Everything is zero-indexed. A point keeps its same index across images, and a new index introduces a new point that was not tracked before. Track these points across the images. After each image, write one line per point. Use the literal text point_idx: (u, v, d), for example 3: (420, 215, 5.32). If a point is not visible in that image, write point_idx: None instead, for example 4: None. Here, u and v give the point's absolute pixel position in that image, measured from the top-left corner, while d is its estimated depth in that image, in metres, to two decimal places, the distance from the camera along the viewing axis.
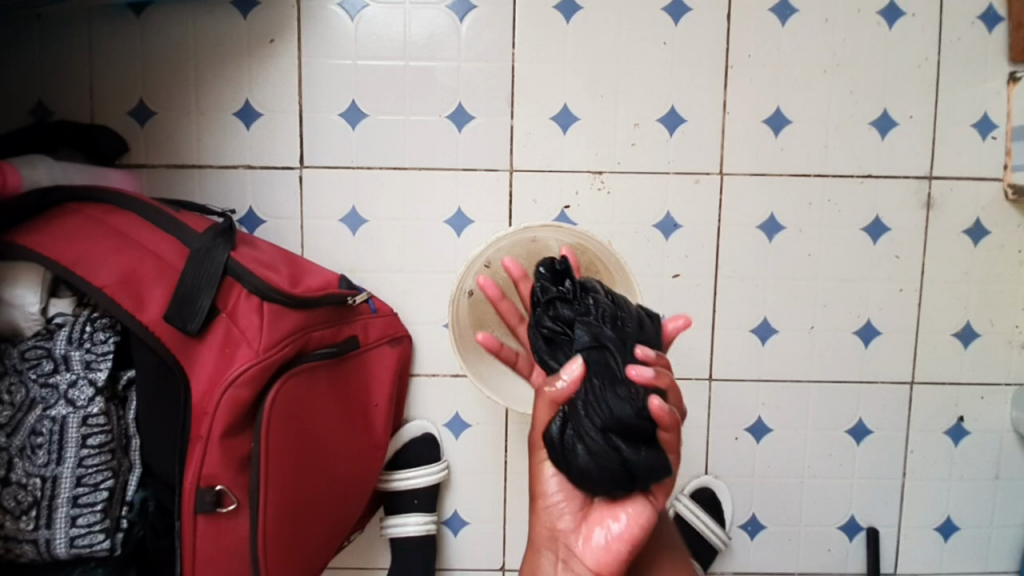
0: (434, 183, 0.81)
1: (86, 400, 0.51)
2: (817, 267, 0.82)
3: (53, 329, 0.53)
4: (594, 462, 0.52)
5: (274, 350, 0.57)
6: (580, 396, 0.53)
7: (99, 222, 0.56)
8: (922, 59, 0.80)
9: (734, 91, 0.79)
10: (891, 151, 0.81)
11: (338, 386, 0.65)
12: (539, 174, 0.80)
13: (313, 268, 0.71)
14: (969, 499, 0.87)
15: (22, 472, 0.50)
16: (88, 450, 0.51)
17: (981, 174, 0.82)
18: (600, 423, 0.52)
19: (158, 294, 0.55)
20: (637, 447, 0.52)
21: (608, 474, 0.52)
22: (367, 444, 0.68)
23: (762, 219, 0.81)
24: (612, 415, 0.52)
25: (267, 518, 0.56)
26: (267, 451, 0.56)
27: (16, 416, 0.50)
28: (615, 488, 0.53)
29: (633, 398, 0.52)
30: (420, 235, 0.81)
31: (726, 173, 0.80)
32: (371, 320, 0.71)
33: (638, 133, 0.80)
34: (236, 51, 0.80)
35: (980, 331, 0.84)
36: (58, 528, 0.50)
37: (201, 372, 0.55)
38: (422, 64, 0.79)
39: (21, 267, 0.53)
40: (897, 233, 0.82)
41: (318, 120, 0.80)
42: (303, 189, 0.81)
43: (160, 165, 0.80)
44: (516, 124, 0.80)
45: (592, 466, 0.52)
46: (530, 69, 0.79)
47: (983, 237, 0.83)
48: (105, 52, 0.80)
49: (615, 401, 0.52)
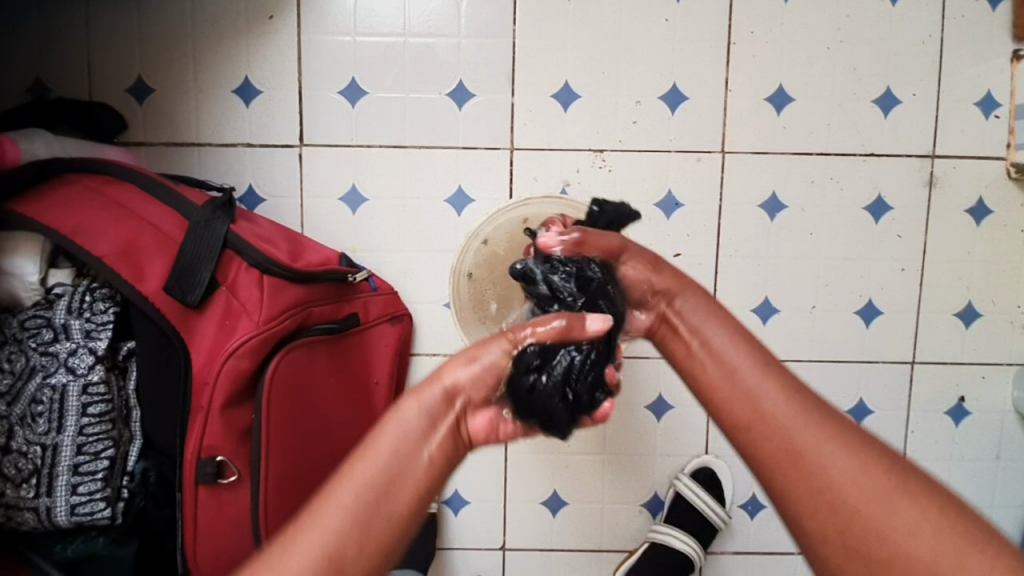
0: (435, 161, 0.80)
1: (86, 368, 0.51)
2: (819, 246, 0.81)
3: (53, 299, 0.53)
4: (540, 395, 0.43)
5: (274, 324, 0.57)
6: (583, 347, 0.45)
7: (98, 193, 0.56)
8: (926, 36, 0.80)
9: (736, 69, 0.79)
10: (894, 129, 0.80)
11: (339, 362, 0.65)
12: (540, 152, 0.80)
13: (313, 245, 0.71)
14: (969, 479, 0.87)
15: (23, 440, 0.50)
16: (88, 419, 0.51)
17: (983, 153, 0.82)
18: (571, 373, 0.44)
19: (157, 265, 0.54)
20: (573, 416, 0.45)
21: (534, 409, 0.44)
22: (367, 421, 0.67)
23: (764, 198, 0.81)
24: (587, 380, 0.45)
25: (267, 492, 0.56)
26: (268, 423, 0.56)
27: (16, 384, 0.50)
28: (525, 417, 0.45)
29: (602, 380, 0.46)
30: (420, 214, 0.81)
31: (728, 152, 0.80)
32: (371, 298, 0.70)
33: (640, 111, 0.79)
34: (235, 27, 0.79)
35: (981, 311, 0.84)
36: (59, 496, 0.50)
37: (201, 344, 0.55)
38: (422, 41, 0.79)
39: (20, 237, 0.53)
40: (898, 212, 0.82)
41: (317, 98, 0.80)
42: (303, 167, 0.80)
43: (159, 143, 0.80)
44: (517, 101, 0.79)
45: (536, 395, 0.43)
46: (530, 46, 0.78)
47: (986, 216, 0.83)
48: (103, 28, 0.79)
49: (597, 371, 0.45)
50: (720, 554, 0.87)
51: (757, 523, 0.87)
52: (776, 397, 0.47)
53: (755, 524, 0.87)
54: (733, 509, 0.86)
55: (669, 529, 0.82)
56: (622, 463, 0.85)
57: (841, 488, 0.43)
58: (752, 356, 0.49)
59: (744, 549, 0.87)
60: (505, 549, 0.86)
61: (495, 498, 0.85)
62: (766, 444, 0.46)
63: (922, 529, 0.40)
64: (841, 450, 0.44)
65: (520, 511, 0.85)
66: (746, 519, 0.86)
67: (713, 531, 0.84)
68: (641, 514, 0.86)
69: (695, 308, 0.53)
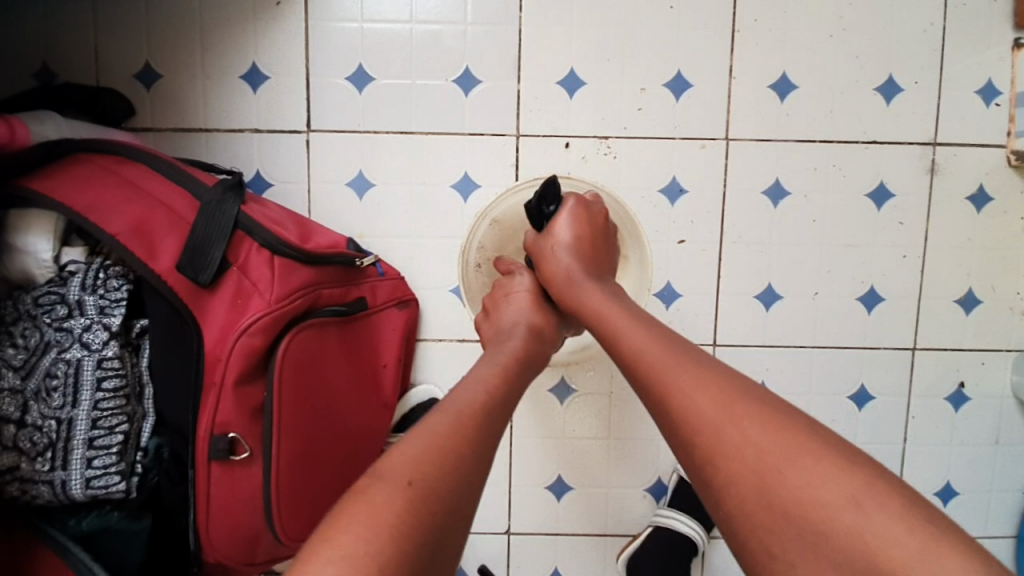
0: (441, 148, 0.81)
1: (100, 343, 0.52)
2: (821, 232, 0.82)
3: (66, 276, 0.53)
4: None
5: (285, 304, 0.57)
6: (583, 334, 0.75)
7: (110, 172, 0.56)
8: (927, 24, 0.81)
9: (740, 56, 0.79)
10: (896, 116, 0.81)
11: (348, 345, 0.65)
12: (545, 139, 0.81)
13: (322, 230, 0.71)
14: (969, 464, 0.88)
15: (37, 414, 0.50)
16: (103, 393, 0.51)
17: (984, 140, 0.83)
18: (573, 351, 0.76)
19: (170, 243, 0.55)
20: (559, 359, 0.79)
21: None
22: (375, 403, 0.68)
23: (767, 185, 0.81)
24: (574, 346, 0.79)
25: (279, 468, 0.57)
26: (280, 402, 0.57)
27: (30, 359, 0.51)
28: None
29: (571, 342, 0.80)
30: (426, 200, 0.81)
31: (732, 139, 0.80)
32: (379, 283, 0.70)
33: (644, 98, 0.80)
34: (242, 14, 0.80)
35: (981, 298, 0.85)
36: (74, 469, 0.50)
37: (213, 322, 0.55)
38: (428, 27, 0.79)
39: (33, 214, 0.53)
40: (900, 199, 0.82)
41: (324, 84, 0.80)
42: (310, 153, 0.81)
43: (167, 128, 0.81)
44: (523, 88, 0.80)
45: None
46: (536, 33, 0.79)
47: (986, 203, 0.84)
48: (110, 14, 0.79)
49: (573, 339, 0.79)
50: (722, 538, 0.88)
51: None
52: (702, 399, 0.47)
53: None
54: None
55: (672, 513, 0.83)
56: (626, 448, 0.86)
57: (756, 454, 0.43)
58: (664, 346, 0.52)
59: None
60: (510, 534, 0.87)
61: (500, 483, 0.86)
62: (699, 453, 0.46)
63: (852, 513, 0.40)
64: (778, 443, 0.43)
65: (524, 495, 0.86)
66: None
67: (716, 516, 0.85)
68: (645, 499, 0.87)
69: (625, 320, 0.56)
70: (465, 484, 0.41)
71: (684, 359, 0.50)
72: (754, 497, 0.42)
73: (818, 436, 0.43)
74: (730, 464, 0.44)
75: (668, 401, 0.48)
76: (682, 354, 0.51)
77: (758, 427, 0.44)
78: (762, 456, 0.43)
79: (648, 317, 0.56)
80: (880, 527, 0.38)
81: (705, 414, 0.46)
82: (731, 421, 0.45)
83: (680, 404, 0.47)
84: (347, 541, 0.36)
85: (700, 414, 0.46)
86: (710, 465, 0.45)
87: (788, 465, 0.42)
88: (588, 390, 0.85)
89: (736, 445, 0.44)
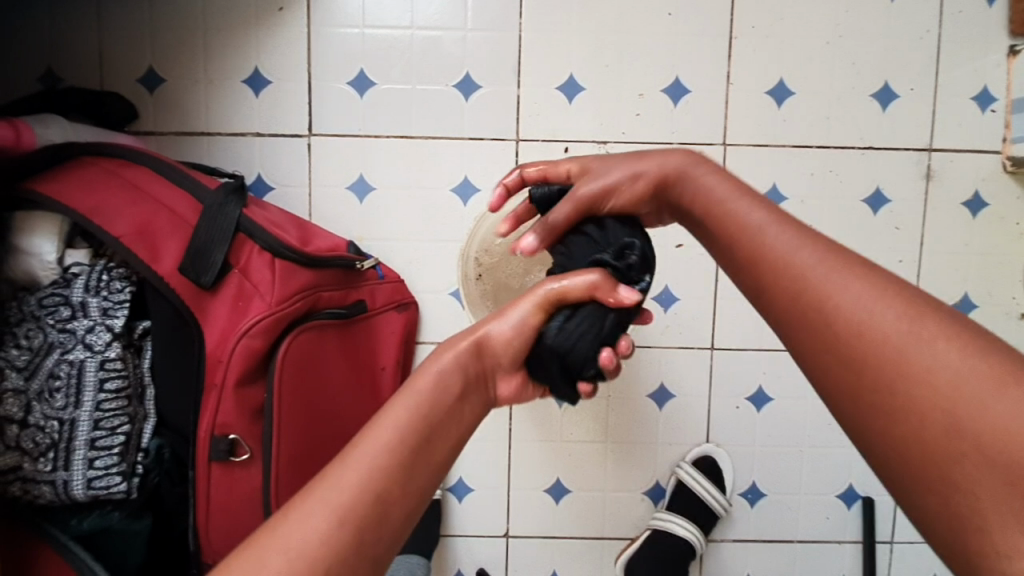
0: (442, 151, 0.81)
1: (103, 345, 0.52)
2: (819, 236, 0.83)
3: (70, 277, 0.54)
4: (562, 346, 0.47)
5: (286, 306, 0.58)
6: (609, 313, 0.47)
7: (114, 175, 0.57)
8: (923, 31, 0.82)
9: (737, 62, 0.80)
10: (892, 122, 0.82)
11: (348, 347, 0.66)
12: (545, 144, 0.81)
13: (322, 233, 0.72)
14: None
15: (40, 414, 0.51)
16: (106, 394, 0.52)
17: (980, 146, 0.83)
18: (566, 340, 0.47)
19: (172, 246, 0.55)
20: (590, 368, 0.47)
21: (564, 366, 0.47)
22: (374, 405, 0.69)
23: (765, 190, 0.82)
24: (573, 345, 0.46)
25: (279, 469, 0.58)
26: (280, 403, 0.57)
27: (34, 360, 0.51)
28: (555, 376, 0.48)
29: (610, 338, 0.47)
30: (426, 203, 0.82)
31: (729, 144, 0.81)
32: (379, 285, 0.71)
33: (643, 103, 0.81)
34: (245, 18, 0.80)
35: (978, 302, 0.86)
36: (76, 470, 0.51)
37: (214, 324, 0.56)
38: (430, 33, 0.80)
39: (38, 216, 0.54)
40: (896, 204, 0.83)
41: (326, 89, 0.81)
42: (311, 157, 0.82)
43: (170, 132, 0.81)
44: (522, 93, 0.81)
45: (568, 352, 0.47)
46: (536, 39, 0.80)
47: (982, 208, 0.84)
48: (114, 18, 0.80)
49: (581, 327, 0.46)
50: (720, 542, 0.88)
51: (757, 511, 0.88)
52: (851, 287, 0.42)
53: (755, 512, 0.88)
54: (734, 497, 0.87)
55: (669, 516, 0.83)
56: (624, 451, 0.86)
57: (937, 382, 0.37)
58: (826, 249, 0.45)
59: (745, 538, 0.88)
60: (508, 536, 0.87)
61: (499, 485, 0.86)
62: (837, 345, 0.42)
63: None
64: (938, 346, 0.38)
65: (522, 498, 0.86)
66: (746, 508, 0.88)
67: (713, 519, 0.85)
68: (642, 501, 0.87)
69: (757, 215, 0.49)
70: (384, 527, 0.40)
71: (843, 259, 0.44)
72: (926, 433, 0.37)
73: (1020, 369, 0.36)
74: (895, 379, 0.39)
75: (806, 296, 0.44)
76: (835, 253, 0.45)
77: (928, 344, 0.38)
78: (934, 372, 0.37)
79: (793, 217, 0.48)
80: None
81: (853, 303, 0.42)
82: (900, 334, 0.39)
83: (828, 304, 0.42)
84: (330, 505, 0.39)
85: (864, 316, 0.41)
86: (863, 374, 0.40)
87: (979, 392, 0.36)
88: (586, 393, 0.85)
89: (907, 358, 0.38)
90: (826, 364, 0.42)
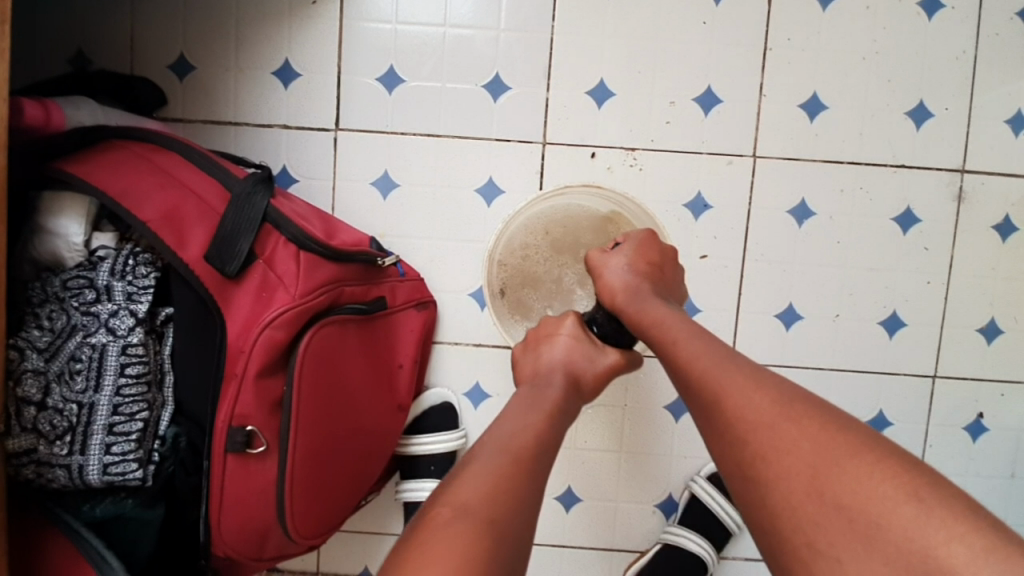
0: (468, 152, 0.81)
1: (126, 330, 0.52)
2: (845, 255, 0.82)
3: (95, 260, 0.54)
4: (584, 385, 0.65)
5: (310, 299, 0.57)
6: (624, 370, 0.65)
7: (145, 159, 0.56)
8: (960, 52, 0.81)
9: (770, 74, 0.79)
10: (925, 141, 0.81)
11: (366, 343, 0.65)
12: (572, 148, 0.81)
13: (345, 227, 0.71)
14: (983, 496, 0.88)
15: (59, 397, 0.49)
16: (126, 379, 0.51)
17: (1012, 171, 0.82)
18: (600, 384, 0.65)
19: (200, 233, 0.55)
20: None
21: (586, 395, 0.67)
22: (390, 403, 0.68)
23: (792, 204, 0.81)
24: None
25: (295, 463, 0.57)
26: (299, 397, 0.57)
27: (55, 341, 0.50)
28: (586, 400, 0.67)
29: None
30: (450, 203, 0.81)
31: (759, 156, 0.80)
32: (398, 283, 0.70)
33: (674, 111, 0.80)
34: (277, 10, 0.80)
35: (1004, 328, 0.84)
36: (92, 455, 0.50)
37: (237, 314, 0.55)
38: (461, 31, 0.80)
39: (65, 197, 0.54)
40: (926, 224, 0.82)
41: (355, 84, 0.81)
42: (336, 151, 0.81)
43: (197, 120, 0.82)
44: (551, 96, 0.80)
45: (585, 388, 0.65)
46: (568, 42, 0.79)
47: (1013, 232, 0.83)
48: (148, 5, 0.81)
49: None
50: (731, 560, 0.86)
51: None
52: (697, 349, 0.54)
53: None
54: None
55: (682, 531, 0.82)
56: (637, 463, 0.85)
57: (753, 418, 0.48)
58: (688, 325, 0.57)
59: (756, 557, 0.86)
60: None
61: None
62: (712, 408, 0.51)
63: (801, 450, 0.45)
64: (793, 428, 0.46)
65: None
66: None
67: (726, 535, 0.84)
68: (654, 514, 0.86)
69: (651, 300, 0.60)
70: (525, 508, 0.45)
71: (734, 362, 0.52)
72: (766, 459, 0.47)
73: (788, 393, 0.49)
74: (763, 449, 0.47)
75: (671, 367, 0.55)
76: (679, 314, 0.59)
77: (747, 389, 0.50)
78: (746, 410, 0.49)
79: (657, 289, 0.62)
80: (783, 429, 0.47)
81: (687, 347, 0.54)
82: (819, 463, 0.44)
83: (705, 378, 0.52)
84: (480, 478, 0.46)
85: (749, 409, 0.49)
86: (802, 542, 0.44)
87: (774, 425, 0.47)
88: (603, 400, 0.84)
89: (719, 370, 0.52)
90: (680, 350, 0.54)
